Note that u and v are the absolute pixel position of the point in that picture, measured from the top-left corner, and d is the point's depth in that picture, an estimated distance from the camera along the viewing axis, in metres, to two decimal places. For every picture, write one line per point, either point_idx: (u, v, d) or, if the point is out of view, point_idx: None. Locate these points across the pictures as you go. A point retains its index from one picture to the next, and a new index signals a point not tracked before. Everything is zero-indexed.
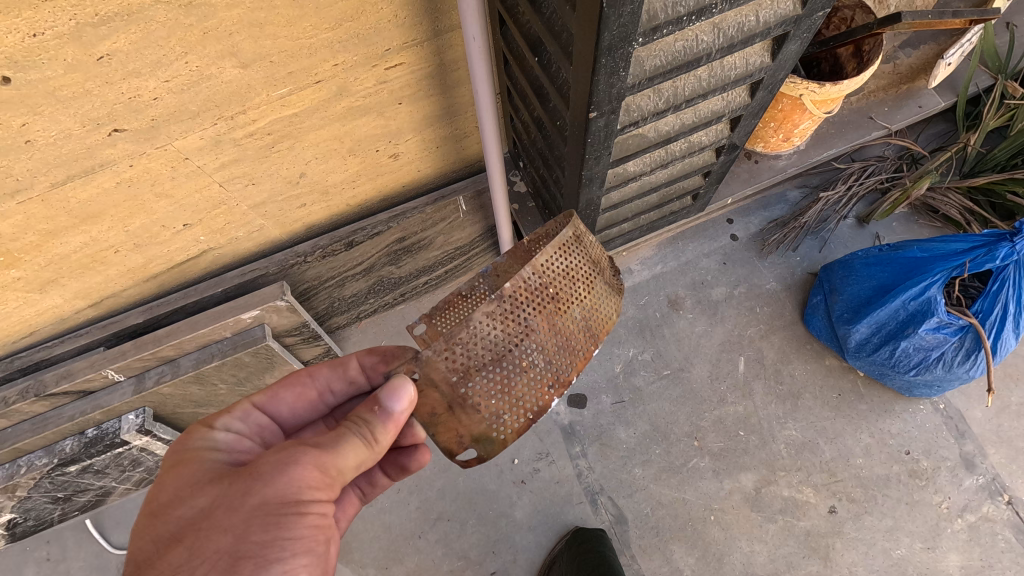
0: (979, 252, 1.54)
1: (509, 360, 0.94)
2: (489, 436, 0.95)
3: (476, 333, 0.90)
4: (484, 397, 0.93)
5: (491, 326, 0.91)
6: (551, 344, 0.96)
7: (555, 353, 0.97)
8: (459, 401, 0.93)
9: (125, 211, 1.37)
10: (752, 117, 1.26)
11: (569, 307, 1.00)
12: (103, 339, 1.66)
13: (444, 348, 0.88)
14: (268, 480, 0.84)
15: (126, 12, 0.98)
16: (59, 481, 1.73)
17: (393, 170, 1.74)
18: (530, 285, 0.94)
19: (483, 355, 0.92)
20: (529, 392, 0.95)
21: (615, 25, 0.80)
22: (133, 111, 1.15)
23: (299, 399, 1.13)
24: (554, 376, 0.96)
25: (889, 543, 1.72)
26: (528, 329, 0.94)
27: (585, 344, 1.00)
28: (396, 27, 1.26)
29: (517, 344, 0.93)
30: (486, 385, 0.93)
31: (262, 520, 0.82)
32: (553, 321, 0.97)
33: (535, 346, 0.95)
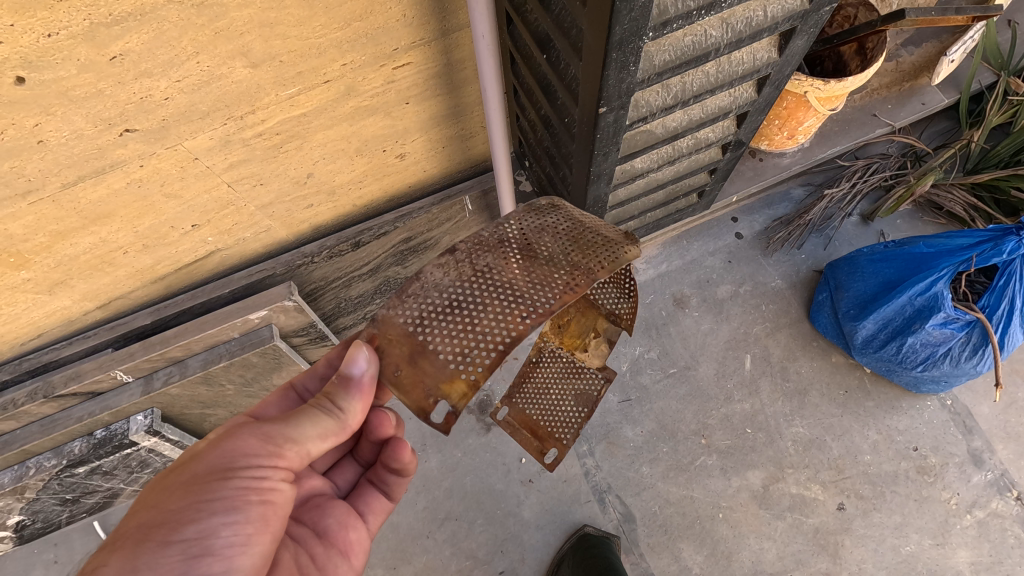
0: (985, 246, 1.56)
1: (467, 304, 0.92)
2: (456, 382, 0.86)
3: (429, 282, 0.94)
4: (446, 342, 0.89)
5: (446, 275, 0.94)
6: (519, 282, 0.93)
7: (526, 289, 0.92)
8: (420, 348, 0.89)
9: (134, 212, 1.38)
10: (758, 113, 1.27)
11: (542, 254, 0.98)
12: (111, 341, 1.67)
13: (397, 301, 0.92)
14: (204, 452, 0.84)
15: (139, 12, 0.99)
16: (68, 482, 1.75)
17: (399, 171, 1.75)
18: (489, 239, 0.98)
19: (438, 301, 0.92)
20: (497, 328, 0.89)
21: (627, 19, 0.80)
22: (144, 111, 1.16)
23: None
24: (527, 307, 0.90)
25: (898, 540, 1.72)
26: (486, 272, 0.94)
27: (566, 279, 0.93)
28: (404, 27, 1.27)
29: (475, 285, 0.93)
30: (446, 329, 0.90)
31: (186, 487, 0.81)
32: (521, 265, 0.96)
33: (499, 287, 0.93)
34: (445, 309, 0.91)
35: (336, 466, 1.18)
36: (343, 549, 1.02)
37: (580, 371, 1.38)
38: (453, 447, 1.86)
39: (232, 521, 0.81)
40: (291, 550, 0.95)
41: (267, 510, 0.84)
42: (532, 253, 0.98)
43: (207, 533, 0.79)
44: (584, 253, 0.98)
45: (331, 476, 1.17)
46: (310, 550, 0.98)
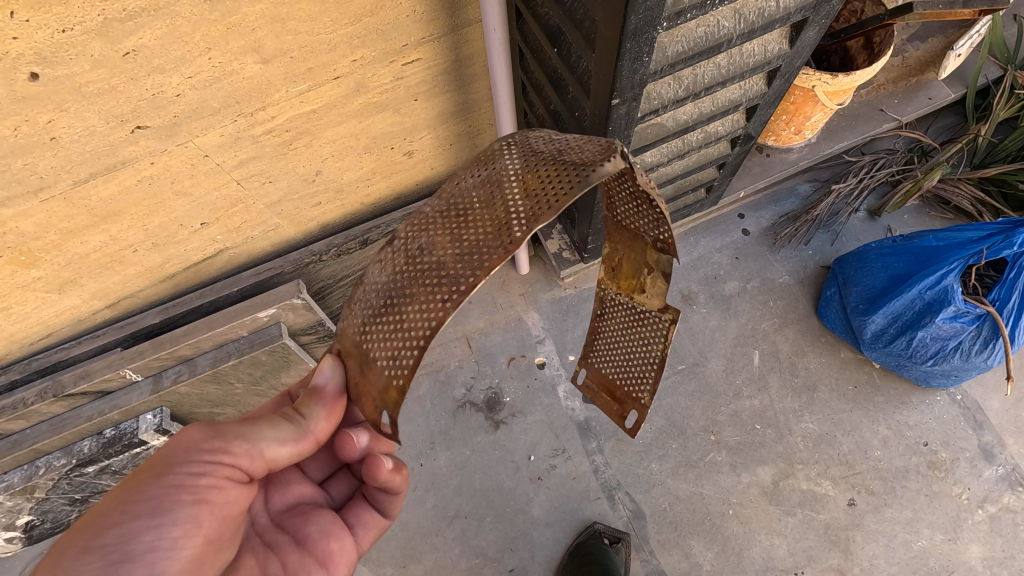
0: (996, 239, 1.55)
1: (396, 298, 0.86)
2: (390, 386, 0.84)
3: (372, 284, 0.92)
4: (381, 346, 0.87)
5: (382, 272, 0.91)
6: (445, 262, 0.82)
7: (452, 265, 0.81)
8: (365, 359, 0.89)
9: (144, 210, 1.38)
10: (768, 106, 1.27)
11: (479, 213, 0.84)
12: (120, 340, 1.67)
13: (348, 309, 0.95)
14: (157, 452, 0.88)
15: (152, 7, 0.99)
16: (77, 481, 1.74)
17: (407, 168, 1.75)
18: (427, 217, 0.90)
19: (378, 301, 0.90)
20: (418, 320, 0.82)
21: (641, 8, 0.80)
22: (156, 108, 1.16)
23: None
24: (448, 288, 0.79)
25: (910, 535, 1.71)
26: (414, 258, 0.87)
27: (490, 241, 0.79)
28: (414, 22, 1.27)
29: (407, 274, 0.87)
30: (381, 333, 0.87)
31: (125, 486, 0.83)
32: (452, 236, 0.84)
33: (426, 267, 0.84)
34: (380, 310, 0.89)
35: (333, 476, 1.16)
36: (322, 559, 1.01)
37: (643, 317, 1.17)
38: (462, 445, 1.86)
39: (162, 522, 0.81)
40: (258, 557, 0.95)
41: (200, 511, 0.84)
42: (468, 216, 0.85)
43: (129, 536, 0.79)
44: (530, 194, 0.80)
45: (327, 486, 1.15)
46: (283, 558, 0.97)
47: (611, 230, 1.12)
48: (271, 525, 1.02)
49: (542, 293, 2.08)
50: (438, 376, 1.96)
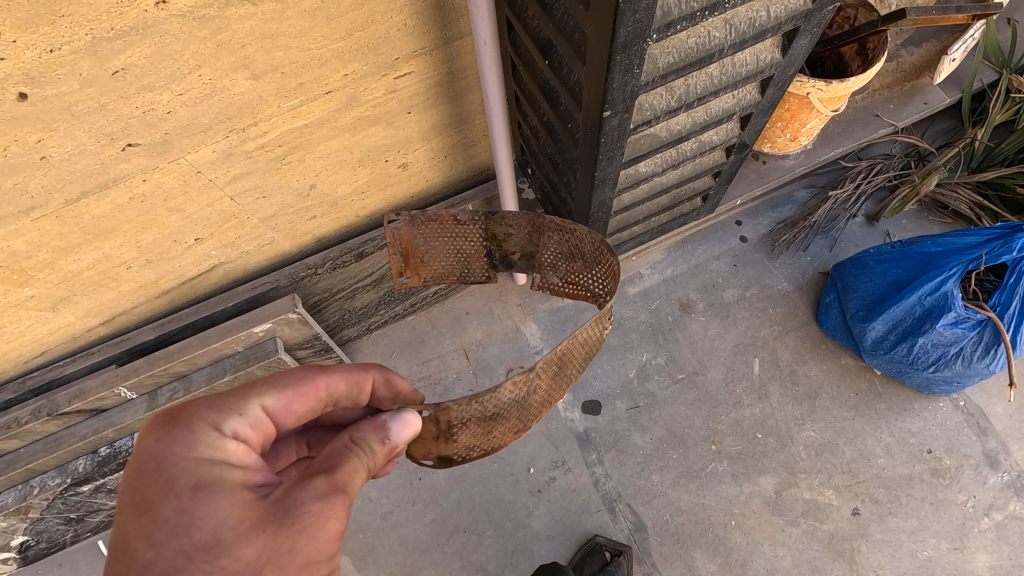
0: (995, 244, 1.53)
1: (501, 416, 0.97)
2: (454, 456, 1.05)
3: (496, 396, 0.90)
4: (466, 437, 1.00)
5: (511, 393, 0.91)
6: (533, 407, 1.01)
7: (535, 407, 1.01)
8: (446, 433, 0.99)
9: (137, 226, 1.37)
10: (762, 114, 1.27)
11: (565, 369, 1.01)
12: (114, 357, 1.65)
13: (466, 403, 0.89)
14: (314, 536, 0.78)
15: (141, 26, 0.99)
16: (72, 501, 1.73)
17: (402, 180, 1.74)
18: (557, 353, 0.92)
19: (489, 412, 0.94)
20: (502, 434, 1.02)
21: (631, 21, 0.80)
22: (146, 125, 1.16)
23: (309, 410, 0.98)
24: (523, 425, 1.03)
25: (915, 544, 1.69)
26: (529, 392, 0.95)
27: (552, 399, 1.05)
28: (405, 36, 1.27)
29: (517, 402, 0.96)
30: (474, 426, 0.98)
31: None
32: (550, 380, 0.98)
33: (525, 405, 0.98)
34: (484, 418, 0.96)
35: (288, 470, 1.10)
36: None
37: (481, 258, 1.42)
38: None
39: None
40: None
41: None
42: (564, 367, 1.00)
43: None
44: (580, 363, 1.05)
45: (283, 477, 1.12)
46: None
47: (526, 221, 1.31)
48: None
49: (540, 303, 2.11)
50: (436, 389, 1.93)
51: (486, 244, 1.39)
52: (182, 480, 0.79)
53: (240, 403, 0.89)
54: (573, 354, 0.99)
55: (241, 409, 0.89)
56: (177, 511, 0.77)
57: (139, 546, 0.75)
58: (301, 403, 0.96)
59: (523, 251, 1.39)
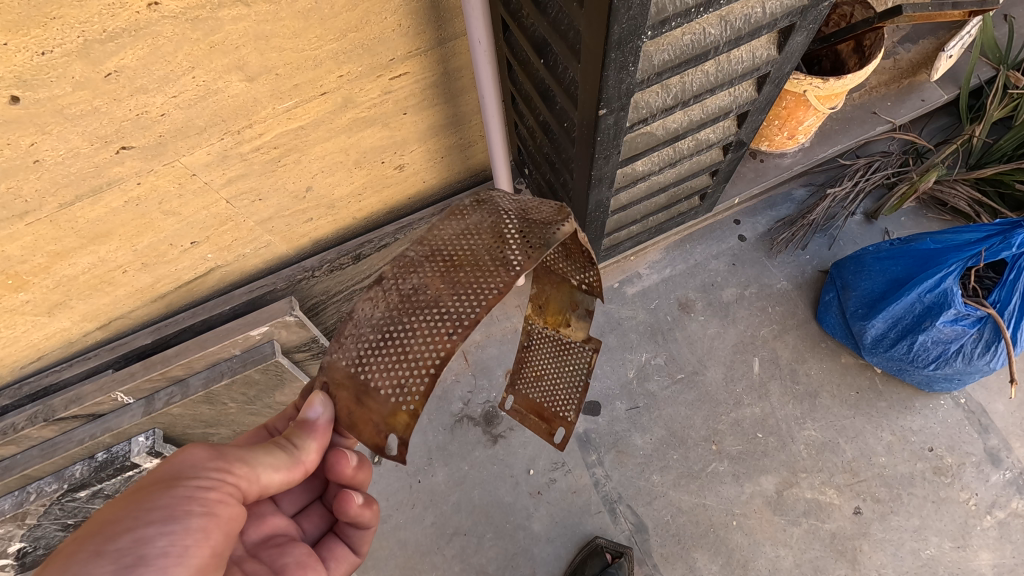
0: (994, 241, 1.52)
1: (396, 329, 0.94)
2: (400, 410, 0.89)
3: (363, 319, 0.97)
4: (384, 375, 0.92)
5: (377, 309, 0.97)
6: (437, 303, 0.94)
7: (448, 301, 0.93)
8: (361, 388, 0.93)
9: (132, 230, 1.37)
10: (758, 112, 1.26)
11: (465, 268, 0.98)
12: (112, 361, 1.65)
13: (336, 345, 0.97)
14: (165, 463, 0.87)
15: (133, 28, 0.98)
16: (70, 507, 1.71)
17: (398, 182, 1.74)
18: (412, 259, 1.00)
19: (373, 334, 0.95)
20: (428, 348, 0.91)
21: (625, 18, 0.79)
22: (141, 128, 1.15)
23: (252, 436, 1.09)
24: (454, 321, 0.91)
25: (917, 543, 1.68)
26: (412, 295, 0.96)
27: (482, 287, 0.93)
28: (400, 37, 1.27)
29: (402, 314, 0.95)
30: (381, 360, 0.93)
31: (136, 496, 0.81)
32: (445, 281, 0.96)
33: (424, 306, 0.94)
34: (378, 343, 0.94)
35: (305, 510, 1.14)
36: None
37: (568, 348, 1.40)
38: (460, 460, 1.83)
39: (172, 532, 0.79)
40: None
41: (210, 523, 0.82)
42: (462, 265, 0.98)
43: (144, 541, 0.77)
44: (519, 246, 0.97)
45: (300, 520, 1.12)
46: None
47: (539, 276, 1.34)
48: (246, 555, 0.98)
49: None
50: (435, 392, 1.92)
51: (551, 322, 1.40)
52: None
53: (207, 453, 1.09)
54: (465, 253, 1.00)
55: None
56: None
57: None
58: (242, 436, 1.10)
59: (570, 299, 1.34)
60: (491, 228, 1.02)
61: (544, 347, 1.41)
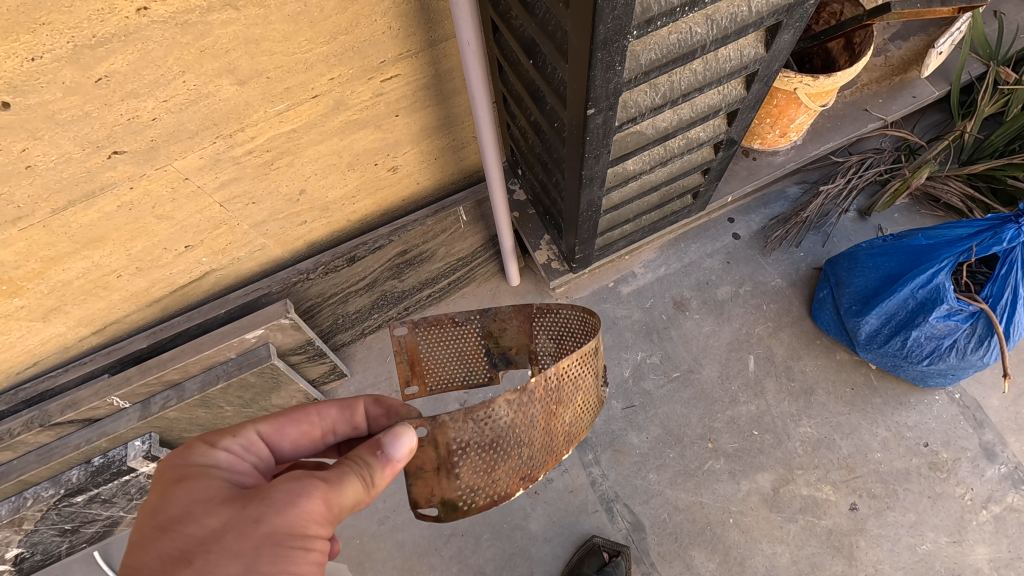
0: (985, 235, 1.51)
1: (502, 445, 0.95)
2: (454, 504, 0.96)
3: (489, 415, 0.91)
4: (468, 473, 0.95)
5: (504, 413, 0.91)
6: (538, 441, 0.98)
7: (539, 448, 0.98)
8: (447, 466, 0.95)
9: (126, 235, 1.38)
10: (749, 110, 1.27)
11: (564, 412, 1.00)
12: (108, 366, 1.67)
13: (461, 418, 0.90)
14: (280, 510, 0.82)
15: (124, 33, 0.99)
16: (67, 512, 1.68)
17: (392, 184, 1.74)
18: (549, 383, 0.94)
19: (483, 435, 0.93)
20: (506, 478, 0.97)
21: (610, 17, 0.79)
22: (132, 132, 1.16)
23: (303, 435, 1.05)
24: (531, 472, 0.98)
25: (914, 538, 1.68)
26: (527, 423, 0.95)
27: (559, 450, 1.01)
28: (390, 39, 1.27)
29: (512, 435, 0.94)
30: (477, 458, 0.95)
31: (270, 550, 0.79)
32: (548, 424, 0.98)
33: (525, 440, 0.96)
34: (484, 445, 0.94)
35: None
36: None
37: (480, 359, 1.38)
38: None
39: None
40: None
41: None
42: (563, 409, 1.00)
43: None
44: (586, 415, 1.06)
45: None
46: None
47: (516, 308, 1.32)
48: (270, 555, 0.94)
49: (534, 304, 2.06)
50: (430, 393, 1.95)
51: (485, 341, 1.36)
52: (175, 474, 0.91)
53: (243, 427, 0.99)
54: (573, 390, 1.01)
55: (235, 431, 0.97)
56: (163, 493, 0.88)
57: (134, 528, 0.86)
58: (293, 428, 1.03)
59: (519, 345, 1.37)
60: (587, 376, 1.04)
61: (465, 342, 1.35)
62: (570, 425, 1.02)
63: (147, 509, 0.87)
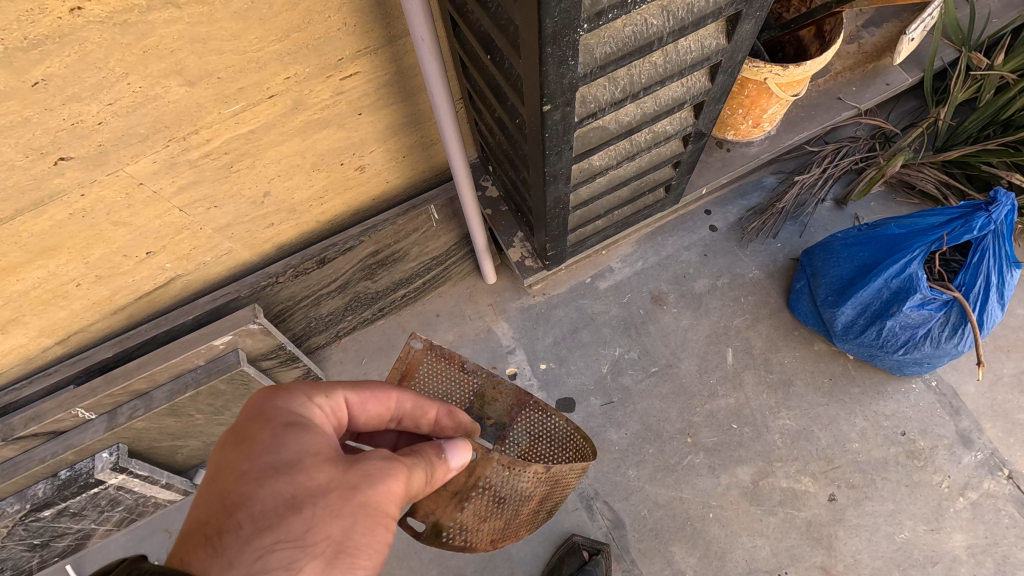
0: (956, 224, 1.49)
1: (501, 505, 1.09)
2: (442, 531, 1.03)
3: (518, 478, 1.06)
4: (471, 513, 1.05)
5: (527, 481, 1.08)
6: (517, 516, 1.13)
7: (513, 524, 1.13)
8: (463, 496, 1.04)
9: (82, 242, 1.34)
10: (715, 102, 1.25)
11: (541, 505, 1.19)
12: (72, 377, 1.64)
13: (506, 467, 1.04)
14: (376, 482, 0.85)
15: (58, 34, 0.94)
16: (35, 527, 1.64)
17: (361, 184, 1.71)
18: (560, 477, 1.15)
19: (500, 485, 1.07)
20: (484, 535, 1.07)
21: (556, 11, 0.76)
22: (78, 138, 1.12)
23: (376, 415, 1.03)
24: (499, 540, 1.10)
25: (892, 527, 1.69)
26: (527, 498, 1.11)
27: (516, 532, 1.16)
28: (346, 36, 1.23)
29: (515, 499, 1.10)
30: (484, 504, 1.07)
31: (365, 520, 0.82)
32: (529, 509, 1.15)
33: (514, 508, 1.11)
34: (496, 497, 1.08)
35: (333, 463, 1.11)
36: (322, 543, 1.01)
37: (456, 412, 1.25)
38: None
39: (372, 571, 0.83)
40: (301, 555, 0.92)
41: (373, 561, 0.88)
42: (540, 503, 1.18)
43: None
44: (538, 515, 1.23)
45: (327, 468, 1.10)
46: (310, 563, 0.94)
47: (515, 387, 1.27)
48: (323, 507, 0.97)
49: (511, 302, 2.04)
50: None
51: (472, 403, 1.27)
52: (279, 418, 0.89)
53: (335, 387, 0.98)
54: (558, 490, 1.21)
55: (330, 389, 0.96)
56: (273, 435, 0.86)
57: (235, 460, 0.83)
58: (373, 405, 1.01)
59: (497, 425, 1.26)
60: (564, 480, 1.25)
61: (455, 390, 1.26)
62: (532, 518, 1.19)
63: (251, 445, 0.85)
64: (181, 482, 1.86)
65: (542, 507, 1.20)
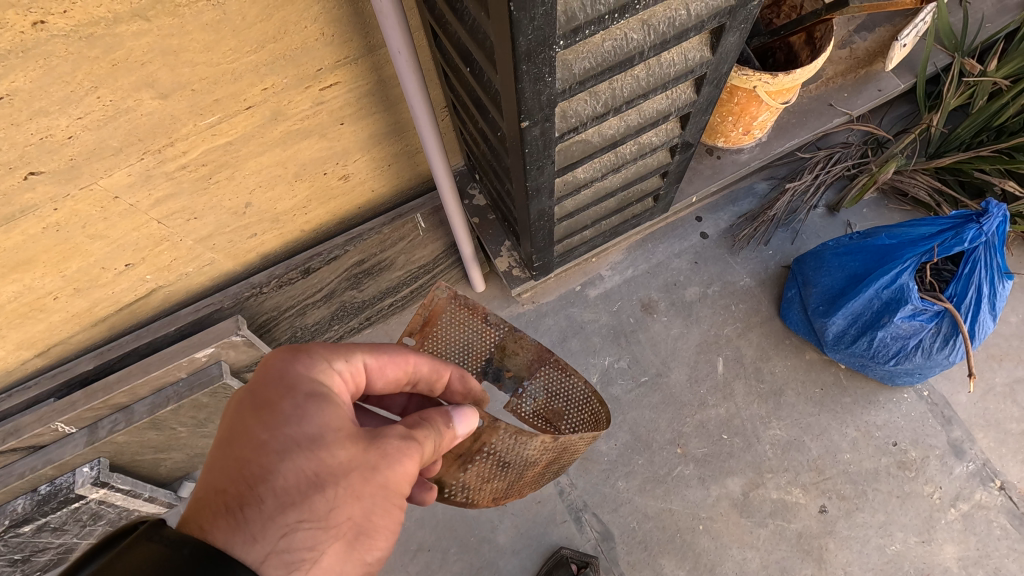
0: (947, 235, 1.47)
1: (508, 468, 1.07)
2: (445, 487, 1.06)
3: (519, 447, 1.02)
4: (475, 474, 1.06)
5: (534, 449, 1.02)
6: (523, 477, 1.13)
7: (520, 483, 1.14)
8: (465, 458, 1.04)
9: (57, 256, 1.32)
10: (701, 112, 1.22)
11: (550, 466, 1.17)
12: (52, 390, 1.61)
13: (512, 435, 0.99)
14: (397, 462, 0.85)
15: (21, 48, 0.92)
16: (14, 542, 1.62)
17: (346, 192, 1.68)
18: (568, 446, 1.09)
19: (504, 452, 1.04)
20: (488, 493, 1.09)
21: (530, 29, 0.74)
22: (47, 152, 1.09)
23: (393, 379, 1.01)
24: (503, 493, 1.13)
25: (883, 539, 1.67)
26: (532, 463, 1.08)
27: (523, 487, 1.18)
28: (325, 46, 1.20)
29: (520, 465, 1.07)
30: (488, 466, 1.06)
31: (382, 501, 0.83)
32: (535, 471, 1.14)
33: (519, 472, 1.10)
34: (500, 462, 1.06)
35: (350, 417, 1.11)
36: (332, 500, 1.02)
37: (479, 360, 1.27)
38: None
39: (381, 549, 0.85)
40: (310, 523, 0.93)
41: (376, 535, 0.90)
42: (550, 465, 1.15)
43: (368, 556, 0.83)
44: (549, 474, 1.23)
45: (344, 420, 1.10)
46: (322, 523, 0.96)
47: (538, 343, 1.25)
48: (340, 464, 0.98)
49: (500, 310, 2.02)
50: None
51: (494, 352, 1.27)
52: (300, 386, 0.86)
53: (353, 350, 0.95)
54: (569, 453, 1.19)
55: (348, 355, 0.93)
56: (295, 406, 0.83)
57: (254, 428, 0.81)
58: (392, 369, 0.99)
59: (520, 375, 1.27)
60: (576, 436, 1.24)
61: (479, 339, 1.26)
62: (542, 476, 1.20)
63: (270, 415, 0.82)
64: (166, 495, 1.86)
65: (551, 469, 1.18)
